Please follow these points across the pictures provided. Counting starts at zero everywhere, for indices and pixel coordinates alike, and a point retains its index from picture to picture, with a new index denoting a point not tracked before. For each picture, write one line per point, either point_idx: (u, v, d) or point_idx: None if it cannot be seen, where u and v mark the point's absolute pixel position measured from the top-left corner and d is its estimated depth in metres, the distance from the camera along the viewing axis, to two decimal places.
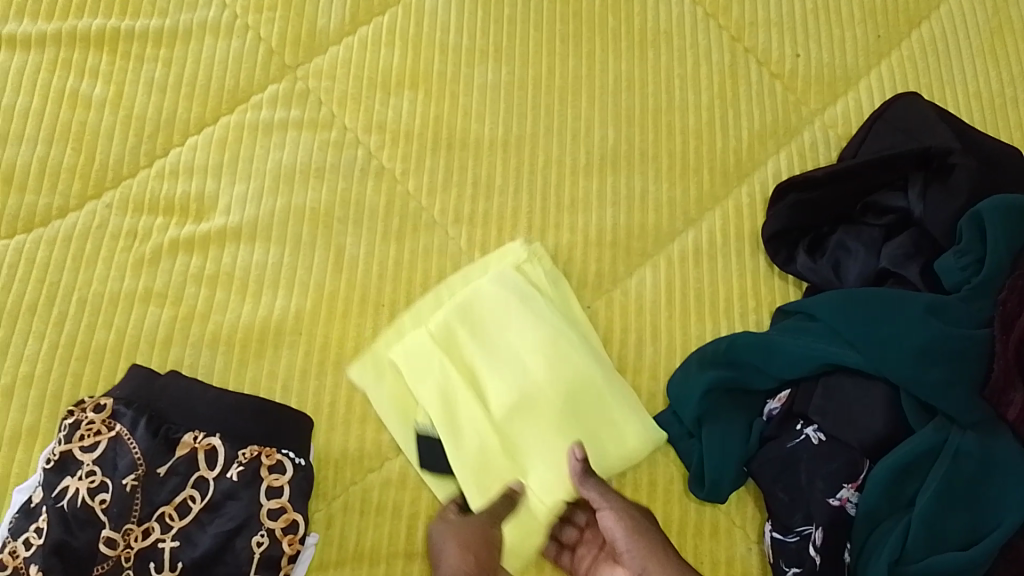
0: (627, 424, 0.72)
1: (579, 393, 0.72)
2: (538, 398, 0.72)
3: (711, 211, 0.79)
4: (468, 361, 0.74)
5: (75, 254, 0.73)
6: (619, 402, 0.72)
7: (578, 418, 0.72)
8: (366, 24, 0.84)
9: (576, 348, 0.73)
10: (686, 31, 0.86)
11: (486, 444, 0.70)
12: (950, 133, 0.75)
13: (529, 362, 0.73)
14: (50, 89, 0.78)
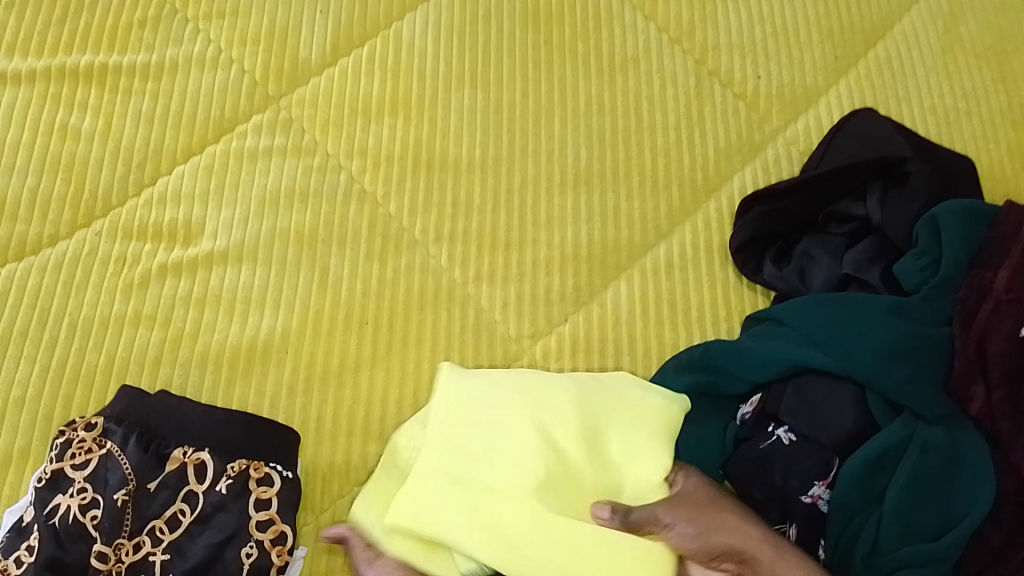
0: (646, 406, 0.70)
1: (590, 420, 0.68)
2: (573, 470, 0.67)
3: (681, 225, 0.82)
4: (485, 474, 0.66)
5: (66, 280, 0.76)
6: (623, 397, 0.70)
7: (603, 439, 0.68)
8: (346, 54, 0.87)
9: (556, 382, 0.70)
10: (654, 54, 0.89)
11: (563, 541, 0.63)
12: (906, 145, 0.79)
13: (536, 431, 0.67)
14: (41, 122, 0.81)
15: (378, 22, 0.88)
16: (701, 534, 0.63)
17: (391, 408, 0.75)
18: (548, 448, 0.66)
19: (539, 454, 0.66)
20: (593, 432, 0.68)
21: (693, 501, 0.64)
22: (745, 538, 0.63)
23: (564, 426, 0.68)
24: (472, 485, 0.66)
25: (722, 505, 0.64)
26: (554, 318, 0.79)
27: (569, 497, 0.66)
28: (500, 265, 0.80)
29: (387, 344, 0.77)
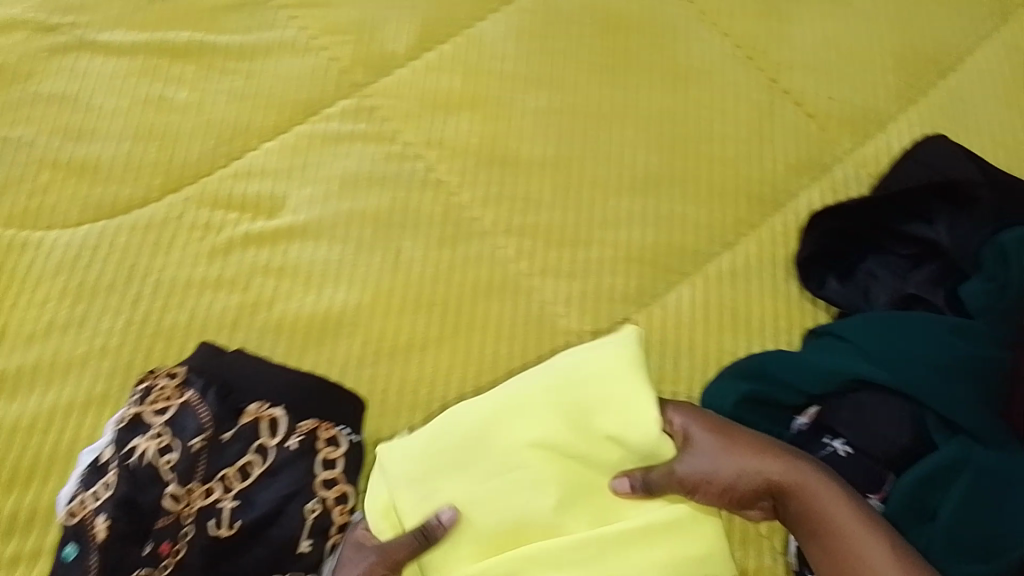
0: (609, 376, 0.65)
1: (564, 410, 0.64)
2: (579, 474, 0.63)
3: (746, 236, 0.84)
4: (499, 525, 0.62)
5: (154, 241, 0.81)
6: (578, 377, 0.66)
7: (591, 427, 0.64)
8: (430, 48, 0.90)
9: (517, 395, 0.66)
10: (729, 69, 0.91)
11: (602, 546, 0.61)
12: (977, 171, 0.79)
13: (522, 455, 0.63)
14: (140, 92, 0.86)
15: (463, 20, 0.91)
16: (729, 486, 0.62)
17: (452, 388, 0.77)
18: (540, 460, 0.63)
19: (535, 474, 0.63)
20: (576, 419, 0.64)
21: (705, 453, 0.63)
22: (769, 474, 0.63)
23: (546, 431, 0.64)
24: (494, 540, 0.62)
25: (735, 448, 0.63)
26: (615, 315, 0.80)
27: (582, 492, 0.63)
28: (566, 260, 0.82)
29: (451, 326, 0.80)
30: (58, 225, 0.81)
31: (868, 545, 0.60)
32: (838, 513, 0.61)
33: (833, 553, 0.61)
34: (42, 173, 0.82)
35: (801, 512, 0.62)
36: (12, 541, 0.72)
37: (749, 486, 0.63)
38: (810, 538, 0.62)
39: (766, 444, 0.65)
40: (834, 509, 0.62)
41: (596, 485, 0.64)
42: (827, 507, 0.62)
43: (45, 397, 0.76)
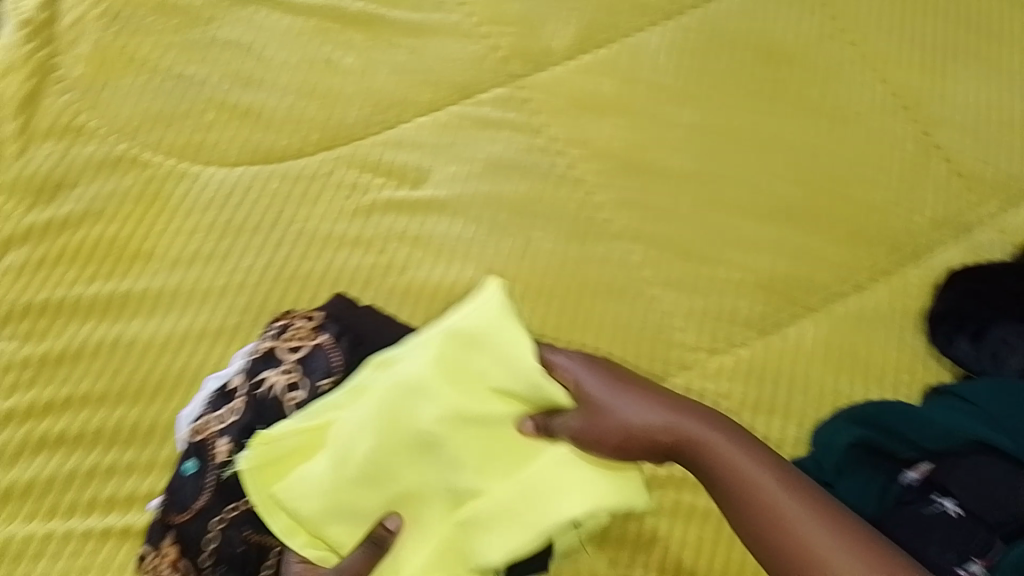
0: (492, 336, 0.58)
1: (458, 381, 0.57)
2: (501, 442, 0.56)
3: (877, 284, 0.83)
4: (420, 511, 0.56)
5: (302, 192, 0.85)
6: (444, 343, 0.58)
7: (452, 388, 0.57)
8: (589, 51, 0.92)
9: (399, 381, 0.58)
10: (882, 116, 0.90)
11: (528, 494, 0.55)
12: None
13: (402, 430, 0.56)
14: (310, 51, 0.90)
15: (624, 28, 0.93)
16: (640, 442, 0.52)
17: None
18: (440, 432, 0.56)
19: (441, 449, 0.56)
20: (457, 378, 0.57)
21: (598, 403, 0.54)
22: (666, 426, 0.52)
23: (434, 400, 0.56)
24: (419, 531, 0.56)
25: (630, 394, 0.54)
26: (733, 338, 0.80)
27: (496, 445, 0.56)
28: (692, 274, 0.83)
29: (569, 320, 0.81)
30: (216, 162, 0.86)
31: (808, 526, 0.48)
32: (764, 480, 0.50)
33: (778, 538, 0.49)
34: (209, 112, 0.87)
35: (712, 471, 0.52)
36: (131, 448, 0.77)
37: (668, 446, 0.52)
38: (740, 518, 0.51)
39: (644, 383, 0.55)
40: (757, 476, 0.51)
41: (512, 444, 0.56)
42: (753, 473, 0.51)
43: (181, 320, 0.81)
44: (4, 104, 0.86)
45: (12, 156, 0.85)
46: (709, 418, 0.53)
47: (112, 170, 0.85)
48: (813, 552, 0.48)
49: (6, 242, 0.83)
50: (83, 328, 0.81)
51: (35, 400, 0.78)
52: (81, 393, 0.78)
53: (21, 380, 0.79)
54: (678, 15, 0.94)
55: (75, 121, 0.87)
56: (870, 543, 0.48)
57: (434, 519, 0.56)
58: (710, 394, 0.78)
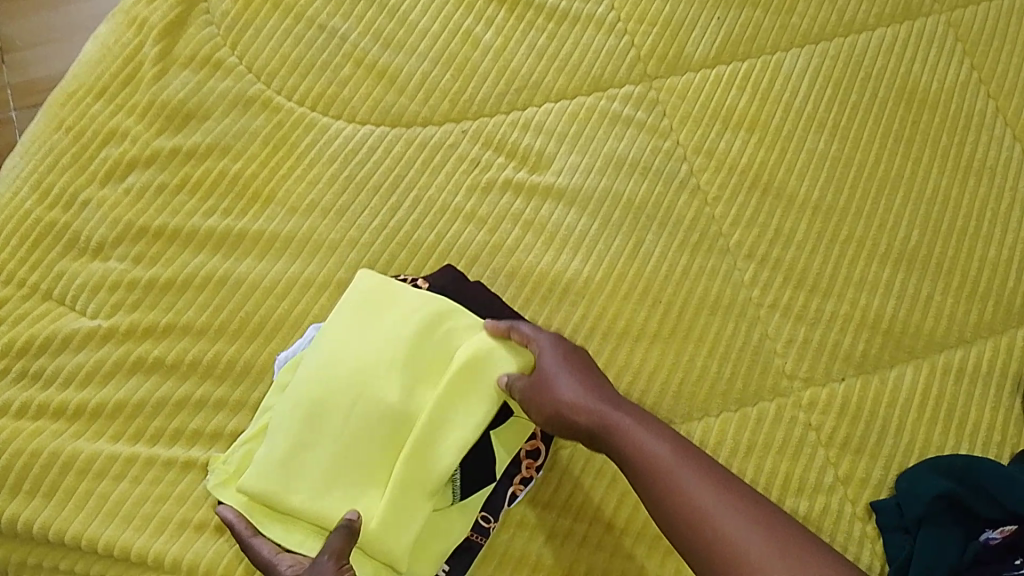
0: (396, 301, 0.74)
1: (330, 349, 0.72)
2: (357, 373, 0.70)
3: (984, 338, 0.82)
4: (382, 451, 0.68)
5: (426, 158, 0.85)
6: (334, 318, 0.74)
7: (353, 342, 0.72)
8: (725, 63, 0.92)
9: (310, 356, 0.72)
10: (1011, 171, 0.90)
11: (461, 403, 0.69)
12: None
13: (335, 384, 0.70)
14: (452, 22, 0.91)
15: (764, 47, 0.93)
16: (556, 405, 0.66)
17: (656, 386, 0.79)
18: (355, 376, 0.70)
19: (376, 388, 0.70)
20: (343, 338, 0.73)
21: (544, 374, 0.68)
22: (591, 403, 0.66)
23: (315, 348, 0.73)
24: (381, 469, 0.68)
25: (570, 372, 0.68)
26: (832, 373, 0.80)
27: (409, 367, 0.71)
28: (799, 302, 0.82)
29: (670, 327, 0.81)
30: (345, 116, 0.86)
31: (693, 486, 0.59)
32: (659, 450, 0.61)
33: (660, 495, 0.60)
34: (346, 68, 0.88)
35: (611, 432, 0.64)
36: (223, 385, 0.77)
37: (587, 417, 0.65)
38: (644, 491, 0.61)
39: (593, 374, 0.69)
40: (651, 444, 0.62)
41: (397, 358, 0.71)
42: (644, 439, 0.62)
43: (291, 267, 0.81)
44: (150, 27, 0.87)
45: (152, 79, 0.85)
46: (634, 409, 0.66)
47: (244, 108, 0.86)
48: (697, 509, 0.58)
49: (131, 163, 0.83)
50: (196, 259, 0.81)
51: (136, 322, 0.78)
52: (183, 321, 0.78)
53: (126, 301, 0.79)
54: (820, 41, 0.93)
55: (216, 54, 0.87)
56: (741, 502, 0.58)
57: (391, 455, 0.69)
58: (801, 423, 0.78)
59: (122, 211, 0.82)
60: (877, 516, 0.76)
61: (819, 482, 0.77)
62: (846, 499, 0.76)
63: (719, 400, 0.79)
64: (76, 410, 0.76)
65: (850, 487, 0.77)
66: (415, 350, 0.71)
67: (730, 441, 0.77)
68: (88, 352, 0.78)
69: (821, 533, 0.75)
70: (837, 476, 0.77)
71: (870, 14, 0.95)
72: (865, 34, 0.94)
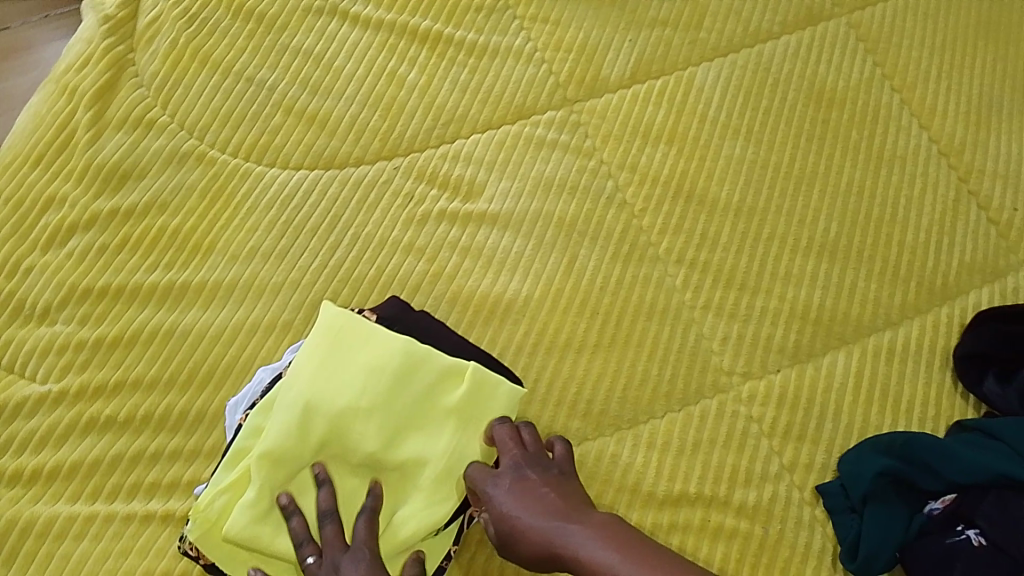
0: (374, 340, 0.72)
1: (311, 394, 0.70)
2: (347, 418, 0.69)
3: (910, 319, 0.86)
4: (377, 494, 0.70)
5: (361, 196, 0.87)
6: (307, 359, 0.72)
7: (336, 385, 0.71)
8: (641, 82, 0.96)
9: (290, 402, 0.70)
10: (920, 159, 0.94)
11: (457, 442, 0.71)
12: None
13: (319, 431, 0.69)
14: (376, 64, 0.94)
15: (677, 63, 0.97)
16: (530, 544, 0.65)
17: (601, 395, 0.81)
18: (345, 422, 0.69)
19: (368, 432, 0.69)
20: (324, 382, 0.71)
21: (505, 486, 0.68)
22: (546, 523, 0.65)
23: (292, 397, 0.70)
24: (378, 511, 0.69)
25: (528, 498, 0.67)
26: (769, 365, 0.83)
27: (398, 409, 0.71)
28: (731, 302, 0.86)
29: (609, 337, 0.84)
30: (279, 164, 0.89)
31: None
32: (613, 561, 0.60)
33: None
34: (276, 116, 0.90)
35: (581, 561, 0.62)
36: (178, 435, 0.78)
37: (544, 542, 0.64)
38: None
39: (551, 483, 0.68)
40: (614, 560, 0.60)
41: (379, 403, 0.70)
42: (613, 560, 0.60)
43: (236, 313, 0.82)
44: (80, 93, 0.89)
45: (86, 144, 0.87)
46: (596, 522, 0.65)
47: (179, 163, 0.88)
48: None
49: (71, 227, 0.84)
50: (142, 314, 0.82)
51: (87, 382, 0.79)
52: (133, 377, 0.80)
53: (75, 362, 0.80)
54: (729, 53, 0.98)
55: (149, 114, 0.89)
56: None
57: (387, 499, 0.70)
58: (743, 417, 0.81)
59: (65, 275, 0.83)
60: (824, 499, 0.77)
61: (765, 471, 0.79)
62: (793, 485, 0.79)
63: (663, 402, 0.81)
64: (32, 474, 0.76)
65: (796, 474, 0.79)
66: (396, 392, 0.71)
67: (676, 440, 0.79)
68: (41, 417, 0.78)
69: (772, 520, 0.77)
70: (783, 464, 0.79)
71: (774, 23, 1.00)
72: (771, 43, 0.99)
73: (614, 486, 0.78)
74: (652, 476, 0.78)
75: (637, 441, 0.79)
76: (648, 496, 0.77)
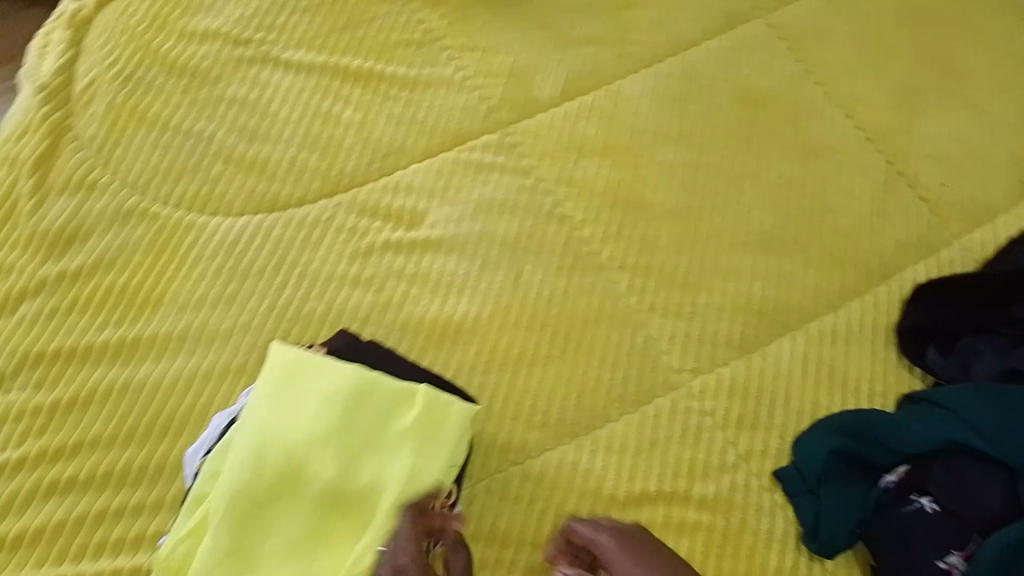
0: (324, 371, 0.74)
1: (264, 429, 0.71)
2: (300, 449, 0.70)
3: (850, 301, 0.88)
4: (336, 524, 0.69)
5: (305, 236, 0.89)
6: (260, 398, 0.73)
7: (288, 418, 0.72)
8: (571, 99, 0.99)
9: (244, 439, 0.71)
10: (848, 147, 0.97)
11: (414, 462, 0.70)
12: None
13: (273, 465, 0.70)
14: (310, 106, 0.96)
15: (604, 77, 1.00)
16: None
17: (557, 405, 0.82)
18: (298, 453, 0.70)
19: (322, 461, 0.70)
20: (276, 417, 0.72)
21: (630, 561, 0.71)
22: None
23: (246, 435, 0.71)
24: (339, 540, 0.68)
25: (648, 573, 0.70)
26: (717, 359, 0.85)
27: (350, 435, 0.71)
28: (677, 302, 0.88)
29: (560, 347, 0.85)
30: (222, 212, 0.90)
31: None
32: None
33: None
34: (217, 165, 0.92)
35: None
36: (139, 490, 0.78)
37: None
38: None
39: (661, 555, 0.72)
40: None
41: (335, 429, 0.71)
42: None
43: (191, 361, 0.83)
44: (21, 162, 0.90)
45: (30, 211, 0.89)
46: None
47: (124, 221, 0.89)
48: None
49: (21, 294, 0.85)
50: (97, 371, 0.83)
51: (46, 446, 0.80)
52: (91, 436, 0.80)
53: (33, 427, 0.81)
54: (655, 64, 1.01)
55: (90, 176, 0.91)
56: None
57: (348, 526, 0.69)
58: (696, 412, 0.82)
59: (18, 341, 0.84)
60: (782, 484, 0.79)
61: (722, 463, 0.80)
62: (751, 473, 0.80)
63: (618, 406, 0.83)
64: None
65: (753, 462, 0.81)
66: (348, 418, 0.71)
67: (633, 442, 0.81)
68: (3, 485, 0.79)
69: (733, 511, 0.78)
70: (740, 454, 0.81)
71: (697, 30, 1.03)
72: (694, 50, 1.02)
73: (576, 493, 0.78)
74: (613, 479, 0.79)
75: (596, 447, 0.81)
76: (610, 499, 0.78)
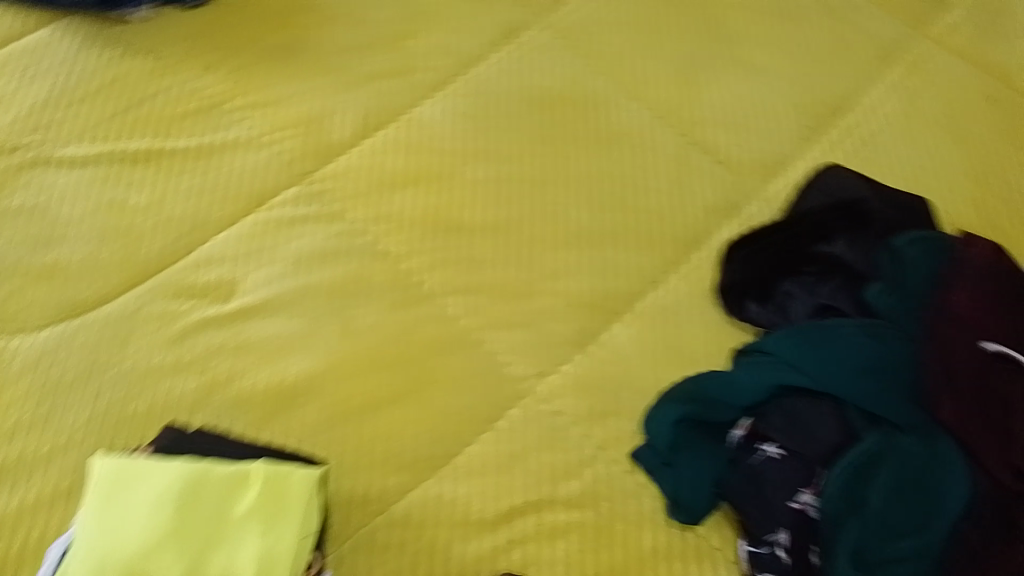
0: (152, 473, 0.71)
1: (98, 548, 0.68)
2: (138, 559, 0.67)
3: (672, 274, 0.91)
4: None
5: (117, 335, 0.85)
6: (88, 517, 0.70)
7: (121, 531, 0.69)
8: (373, 134, 0.95)
9: (77, 564, 0.68)
10: (646, 129, 0.98)
11: (261, 543, 0.68)
12: (864, 188, 0.88)
13: None
14: (100, 199, 0.92)
15: (401, 106, 0.97)
16: None
17: (411, 442, 0.81)
18: (137, 564, 0.67)
19: (165, 566, 0.67)
20: (108, 533, 0.69)
21: None
22: None
23: (78, 559, 0.68)
24: None
25: None
26: (559, 358, 0.86)
27: (190, 532, 0.69)
28: (510, 312, 0.87)
29: (404, 386, 0.83)
30: (22, 331, 0.85)
31: None
32: None
33: None
34: (9, 283, 0.87)
35: None
36: None
37: None
38: None
39: None
40: None
41: (173, 532, 0.68)
42: None
43: (14, 494, 0.78)
44: None
45: None
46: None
47: None
48: None
49: None
50: None
51: None
52: None
53: None
54: (448, 83, 0.99)
55: None
56: None
57: None
58: (548, 414, 0.83)
59: None
60: (641, 462, 0.81)
61: (581, 456, 0.82)
62: (611, 460, 0.82)
63: (472, 428, 0.82)
64: None
65: (610, 449, 0.82)
66: (184, 515, 0.69)
67: (492, 460, 0.81)
68: None
69: (600, 502, 0.80)
70: (596, 444, 0.83)
71: (475, 45, 1.02)
72: (485, 65, 1.01)
73: (445, 526, 0.77)
74: (479, 501, 0.79)
75: (457, 475, 0.80)
76: (480, 523, 0.78)
